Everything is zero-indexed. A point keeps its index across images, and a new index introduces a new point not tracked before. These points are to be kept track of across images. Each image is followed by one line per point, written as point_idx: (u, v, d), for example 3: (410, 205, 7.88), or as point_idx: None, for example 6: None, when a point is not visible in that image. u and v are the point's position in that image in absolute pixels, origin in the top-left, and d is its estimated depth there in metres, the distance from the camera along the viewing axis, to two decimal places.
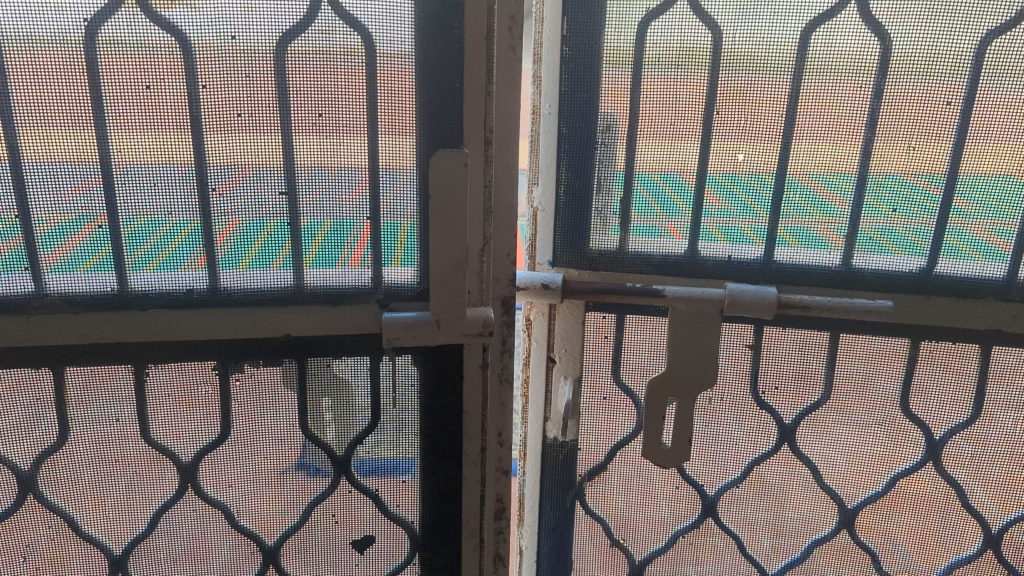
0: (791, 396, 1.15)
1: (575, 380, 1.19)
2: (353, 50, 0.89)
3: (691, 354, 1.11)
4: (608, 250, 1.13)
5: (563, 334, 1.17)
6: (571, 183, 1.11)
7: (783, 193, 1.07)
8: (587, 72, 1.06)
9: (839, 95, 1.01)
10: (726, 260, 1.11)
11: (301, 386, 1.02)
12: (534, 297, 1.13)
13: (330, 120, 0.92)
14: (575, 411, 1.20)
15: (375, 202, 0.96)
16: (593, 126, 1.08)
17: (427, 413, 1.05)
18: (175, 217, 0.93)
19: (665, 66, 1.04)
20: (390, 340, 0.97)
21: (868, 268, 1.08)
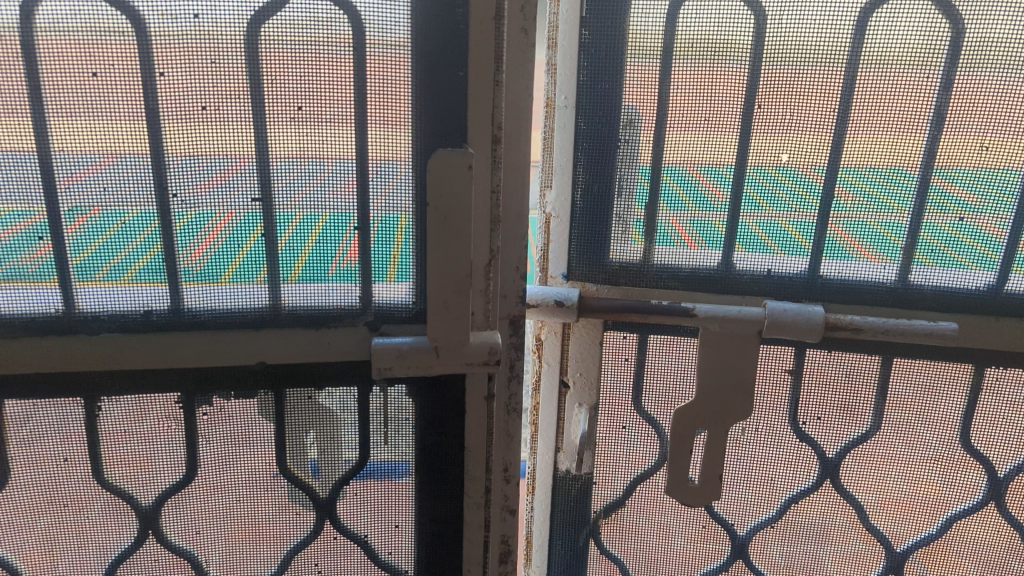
0: (835, 428, 1.02)
1: (591, 408, 1.06)
2: (337, 32, 0.76)
3: (725, 381, 0.98)
4: (630, 262, 1.00)
5: (578, 357, 1.04)
6: (589, 186, 0.98)
7: (834, 193, 0.93)
8: (608, 59, 0.92)
9: (900, 87, 0.88)
10: (765, 274, 0.97)
11: (279, 420, 0.89)
12: (546, 315, 1.00)
13: (311, 112, 0.79)
14: (592, 442, 1.07)
15: (363, 207, 0.82)
16: (615, 121, 0.95)
17: (423, 448, 0.91)
18: (130, 226, 0.79)
19: (698, 53, 0.90)
20: (380, 371, 0.83)
21: (929, 284, 0.94)
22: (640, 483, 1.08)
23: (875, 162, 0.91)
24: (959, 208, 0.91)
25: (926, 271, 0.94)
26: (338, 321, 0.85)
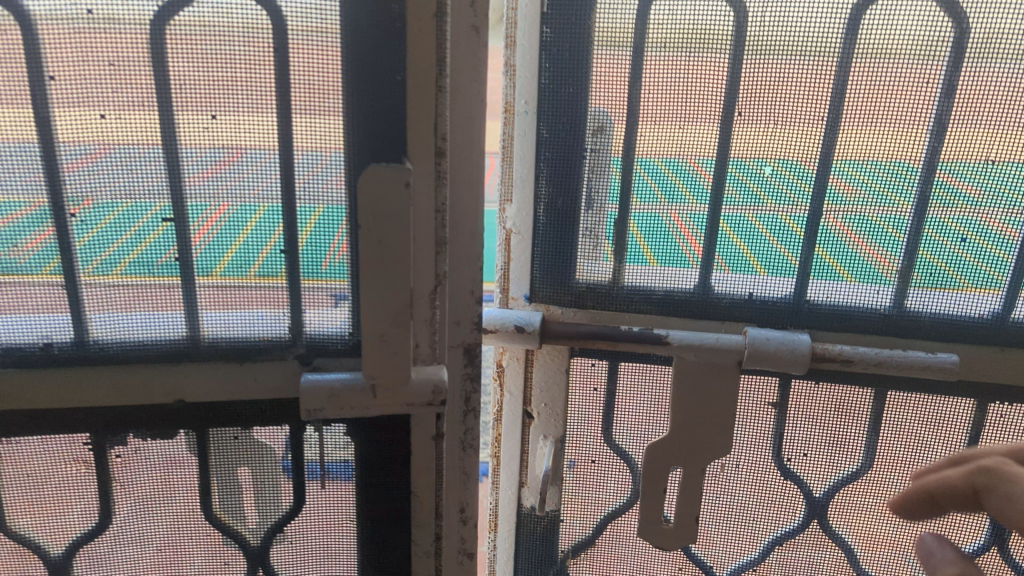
0: (823, 465, 0.93)
1: (557, 440, 0.97)
2: (254, 30, 0.67)
3: (701, 417, 0.89)
4: (599, 283, 0.91)
5: (543, 386, 0.95)
6: (552, 200, 0.89)
7: (832, 184, 0.83)
8: (574, 60, 0.83)
9: (900, 89, 0.78)
10: (746, 298, 0.88)
11: (204, 462, 0.80)
12: (505, 341, 0.90)
13: (222, 98, 0.68)
14: (559, 477, 0.99)
15: (290, 226, 0.73)
16: (580, 129, 0.85)
17: (366, 490, 0.83)
18: (22, 250, 0.69)
19: (672, 53, 0.80)
20: (310, 413, 0.74)
21: (926, 310, 0.85)
22: (611, 521, 1.00)
23: (879, 152, 0.81)
24: (964, 229, 0.82)
25: (922, 297, 0.85)
26: (266, 353, 0.77)
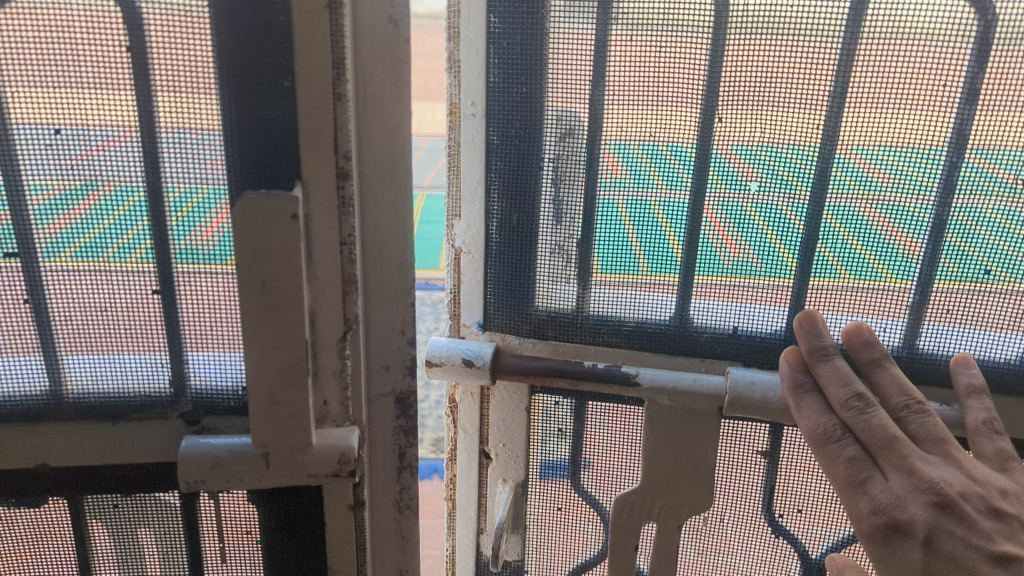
0: (820, 522, 0.82)
1: (518, 484, 0.87)
2: (103, 23, 0.55)
3: (678, 468, 0.77)
4: (563, 309, 0.79)
5: (501, 425, 0.85)
6: (508, 216, 0.78)
7: (864, 169, 0.68)
8: (526, 55, 0.71)
9: (914, 87, 0.65)
10: (730, 333, 0.76)
11: (81, 533, 0.70)
12: (454, 376, 0.79)
13: (58, 64, 0.55)
14: (521, 525, 0.88)
15: (162, 255, 0.61)
16: (537, 131, 0.73)
17: (278, 564, 0.72)
18: None
19: (640, 46, 0.68)
20: (191, 483, 0.64)
21: (943, 352, 0.72)
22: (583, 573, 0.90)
23: (904, 141, 0.67)
24: (987, 254, 0.69)
25: (938, 337, 0.72)
26: (145, 411, 0.66)
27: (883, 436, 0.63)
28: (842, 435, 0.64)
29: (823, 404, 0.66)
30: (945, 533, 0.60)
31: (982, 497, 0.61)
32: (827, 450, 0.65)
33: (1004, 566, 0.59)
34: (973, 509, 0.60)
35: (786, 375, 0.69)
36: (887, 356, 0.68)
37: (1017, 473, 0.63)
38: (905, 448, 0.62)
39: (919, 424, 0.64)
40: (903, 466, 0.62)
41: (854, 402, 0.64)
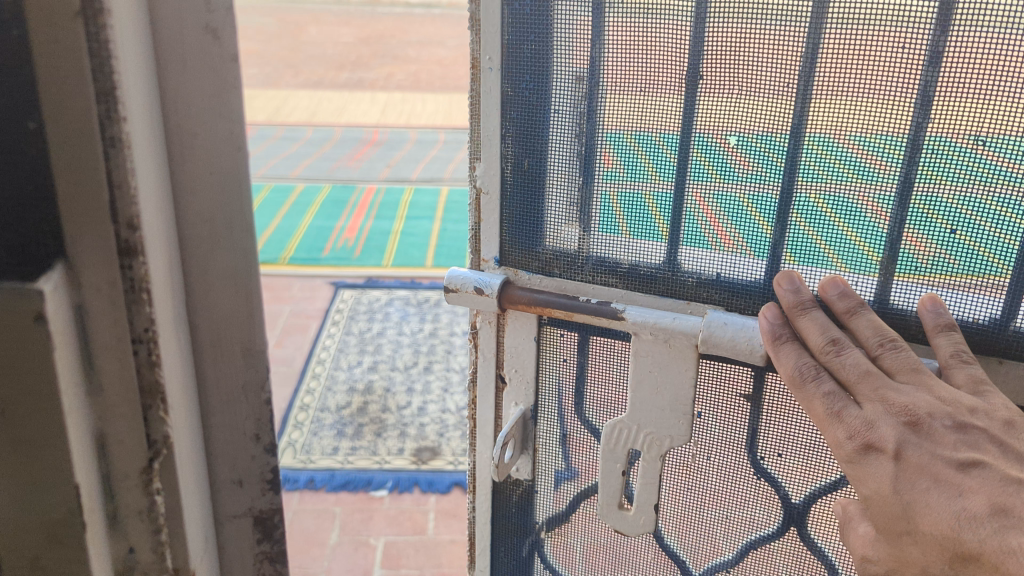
0: (799, 470, 0.91)
1: (528, 406, 1.01)
2: None
3: (659, 395, 0.91)
4: (567, 249, 0.92)
5: (513, 350, 0.98)
6: (519, 160, 0.91)
7: (849, 150, 0.77)
8: (533, 16, 0.84)
9: (878, 66, 0.73)
10: (713, 278, 0.86)
11: None
12: (468, 302, 0.94)
13: None
14: (532, 441, 1.03)
15: None
16: (545, 89, 0.86)
17: None
18: None
19: (629, 7, 0.80)
20: None
21: (910, 309, 0.78)
22: (587, 500, 1.04)
23: (878, 127, 0.75)
24: (950, 224, 0.75)
25: (906, 292, 0.78)
26: None
27: (858, 370, 0.71)
28: (818, 373, 0.72)
29: (801, 349, 0.75)
30: (912, 444, 0.66)
31: (949, 414, 0.66)
32: (804, 390, 0.72)
33: (967, 471, 0.63)
34: (939, 425, 0.66)
35: (768, 328, 0.78)
36: (862, 304, 0.76)
37: (989, 395, 0.69)
38: (877, 379, 0.70)
39: (894, 357, 0.71)
40: (876, 396, 0.69)
41: (828, 347, 0.73)
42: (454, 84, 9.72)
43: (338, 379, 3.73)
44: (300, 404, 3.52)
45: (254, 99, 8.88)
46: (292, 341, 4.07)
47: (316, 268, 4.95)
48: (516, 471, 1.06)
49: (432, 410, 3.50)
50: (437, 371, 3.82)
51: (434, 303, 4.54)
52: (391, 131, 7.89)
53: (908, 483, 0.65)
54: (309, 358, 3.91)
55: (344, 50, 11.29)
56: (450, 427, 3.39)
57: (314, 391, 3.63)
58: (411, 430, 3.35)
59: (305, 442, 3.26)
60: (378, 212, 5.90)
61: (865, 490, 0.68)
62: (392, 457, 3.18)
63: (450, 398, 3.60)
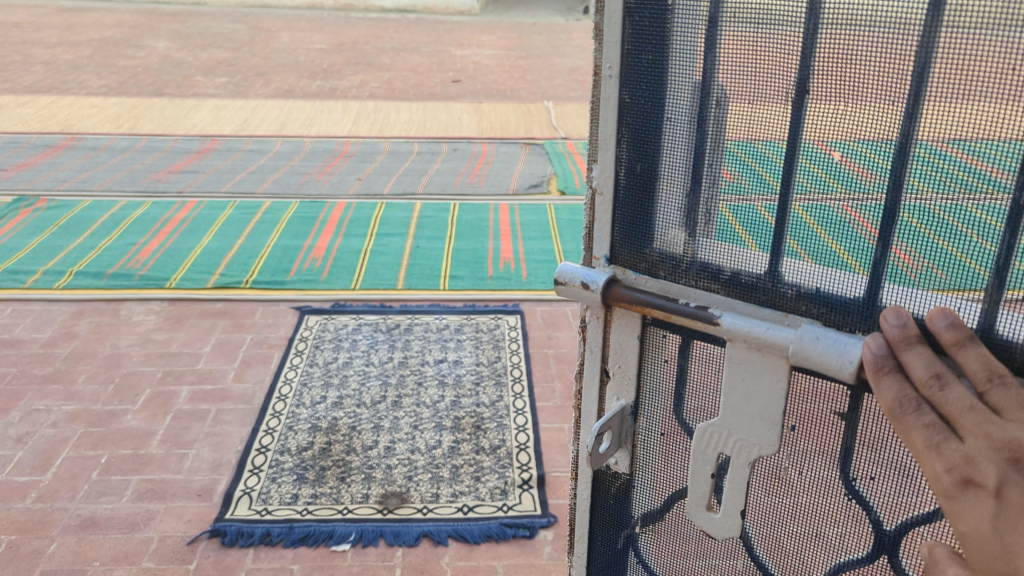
0: (885, 494, 1.14)
1: (627, 402, 1.39)
2: None
3: (749, 407, 1.18)
4: (673, 250, 1.22)
5: (616, 344, 1.35)
6: (631, 163, 1.22)
7: (933, 168, 0.95)
8: (650, 28, 1.12)
9: (978, 97, 0.89)
10: (814, 290, 1.08)
11: None
12: (574, 294, 1.28)
13: None
14: (629, 437, 1.41)
15: None
16: (660, 92, 1.15)
17: None
18: None
19: (744, 21, 1.04)
20: None
21: (1017, 339, 0.93)
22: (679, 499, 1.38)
23: (954, 136, 0.91)
24: None
25: (1013, 324, 0.93)
26: None
27: (959, 407, 0.91)
28: (920, 409, 0.94)
29: (903, 381, 0.96)
30: (1010, 481, 0.87)
31: None
32: (908, 420, 0.94)
33: None
34: None
35: (874, 361, 0.98)
36: (966, 337, 0.94)
37: None
38: (978, 416, 0.90)
39: (996, 395, 0.90)
40: (978, 430, 0.89)
41: (932, 381, 0.94)
42: (426, 93, 9.78)
43: (301, 417, 3.76)
44: (259, 446, 3.54)
45: (220, 109, 8.84)
46: (253, 374, 4.10)
47: (281, 292, 4.94)
48: (615, 463, 1.45)
49: (400, 450, 3.55)
50: (407, 405, 3.87)
51: (404, 329, 4.57)
52: (361, 143, 7.89)
53: (1004, 514, 0.86)
54: (271, 394, 3.92)
55: (316, 59, 11.42)
56: (419, 469, 3.45)
57: (276, 430, 3.65)
58: (377, 474, 3.41)
59: (263, 490, 3.30)
60: (347, 229, 5.89)
61: (962, 513, 0.90)
62: (355, 506, 3.24)
63: (420, 436, 3.64)
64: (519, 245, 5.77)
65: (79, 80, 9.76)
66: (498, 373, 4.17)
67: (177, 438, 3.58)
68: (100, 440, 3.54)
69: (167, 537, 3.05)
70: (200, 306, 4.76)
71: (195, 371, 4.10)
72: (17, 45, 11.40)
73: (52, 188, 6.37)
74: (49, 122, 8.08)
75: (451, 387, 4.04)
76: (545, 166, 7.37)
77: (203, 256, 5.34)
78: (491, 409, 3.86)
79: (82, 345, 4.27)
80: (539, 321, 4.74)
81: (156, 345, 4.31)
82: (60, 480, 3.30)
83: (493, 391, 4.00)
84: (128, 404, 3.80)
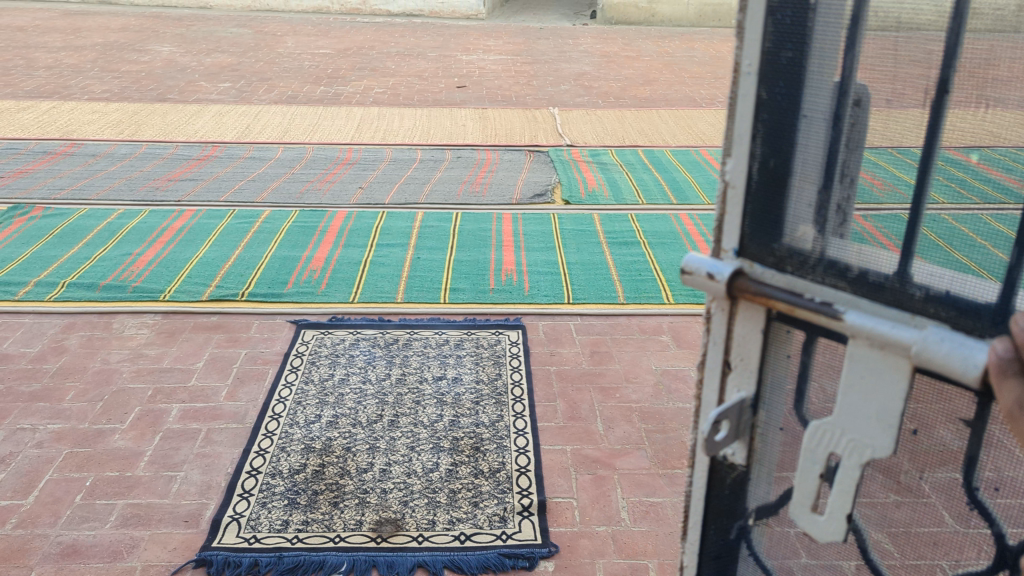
0: (1007, 503, 1.19)
1: (748, 394, 1.49)
2: None
3: (869, 405, 1.25)
4: (802, 246, 1.31)
5: (741, 336, 1.44)
6: (765, 160, 1.33)
7: None
8: (792, 28, 1.24)
9: None
10: (944, 291, 1.14)
11: None
12: (699, 282, 1.40)
13: None
14: (747, 429, 1.51)
15: None
16: (798, 89, 1.26)
17: None
18: None
19: (883, 27, 1.19)
20: None
21: None
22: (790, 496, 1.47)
23: None
24: None
25: None
26: None
27: None
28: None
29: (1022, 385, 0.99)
30: None
31: None
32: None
33: None
34: None
35: (999, 363, 1.02)
36: None
37: None
38: None
39: None
40: None
41: None
42: (431, 99, 9.68)
43: (294, 437, 3.68)
44: (249, 468, 3.46)
45: (223, 115, 8.75)
46: (247, 392, 3.99)
47: (277, 305, 4.82)
48: (733, 454, 1.56)
49: (396, 473, 3.48)
50: (404, 425, 3.79)
51: (403, 344, 4.46)
52: (365, 150, 7.77)
53: None
54: (264, 413, 3.83)
55: (320, 64, 11.32)
56: (415, 494, 3.37)
57: (268, 452, 3.57)
58: (371, 499, 3.33)
59: (253, 516, 3.22)
60: (347, 239, 5.77)
61: None
62: (348, 534, 3.15)
63: (417, 459, 3.57)
64: (522, 255, 5.66)
65: (82, 86, 9.68)
66: (499, 391, 4.07)
67: (166, 459, 3.50)
68: (86, 462, 3.45)
69: (152, 566, 2.96)
70: (194, 319, 4.65)
71: (187, 389, 4.00)
72: (21, 49, 11.32)
73: (48, 197, 6.22)
74: (50, 128, 8.00)
75: (450, 406, 3.94)
76: (550, 173, 7.25)
77: (200, 267, 5.22)
78: (491, 430, 3.77)
79: (70, 360, 4.17)
80: (541, 336, 4.64)
81: (148, 361, 4.21)
82: (43, 504, 3.20)
83: (493, 411, 3.91)
84: (116, 423, 3.72)
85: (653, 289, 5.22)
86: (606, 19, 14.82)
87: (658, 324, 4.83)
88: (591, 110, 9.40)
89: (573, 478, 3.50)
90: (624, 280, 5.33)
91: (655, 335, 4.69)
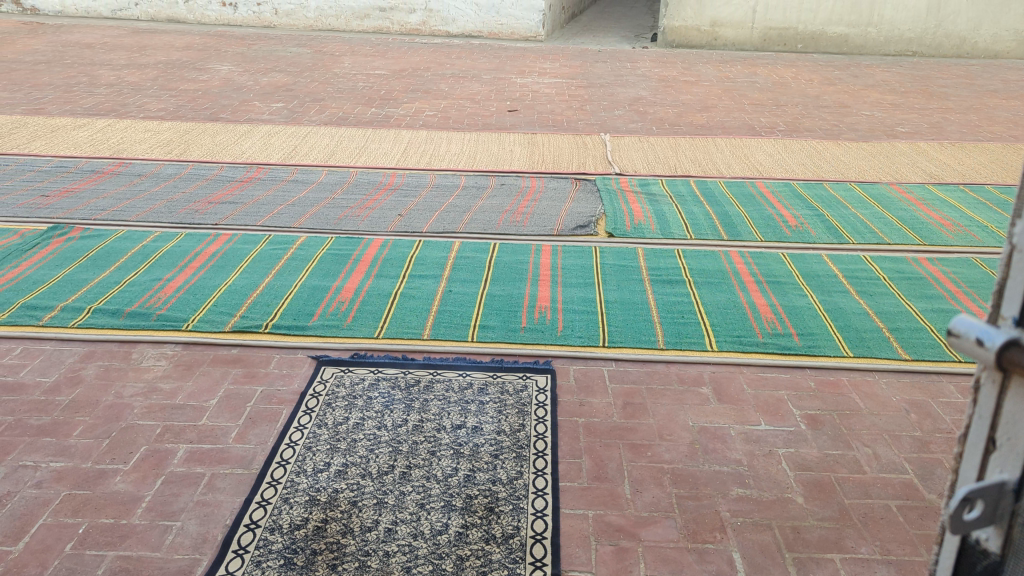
0: None
1: (1011, 476, 1.29)
2: None
3: None
4: None
5: (1012, 411, 1.28)
6: None
7: None
8: None
9: None
10: None
11: None
12: (966, 346, 1.26)
13: None
14: (1006, 518, 1.30)
15: None
16: None
17: None
18: None
19: None
20: None
21: None
22: None
23: None
24: None
25: None
26: None
27: None
28: None
29: None
30: None
31: None
32: None
33: None
34: None
35: None
36: None
37: None
38: None
39: None
40: None
41: None
42: (481, 122, 9.53)
43: (299, 487, 3.45)
44: (248, 521, 3.23)
45: (272, 136, 8.74)
46: (257, 434, 3.78)
47: (300, 339, 4.64)
48: (987, 541, 1.35)
49: (401, 534, 3.22)
50: (416, 478, 3.53)
51: (424, 386, 4.22)
52: (408, 175, 7.64)
53: None
54: (271, 458, 3.61)
55: (374, 85, 11.30)
56: (420, 559, 3.10)
57: (269, 504, 3.34)
58: (371, 563, 3.07)
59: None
60: (380, 269, 5.60)
61: None
62: None
63: (426, 518, 3.31)
64: (559, 291, 5.40)
65: (139, 104, 9.81)
66: (520, 445, 3.80)
67: (164, 506, 3.30)
68: (82, 506, 3.28)
69: None
70: (214, 351, 4.50)
71: (197, 428, 3.81)
72: (86, 67, 11.60)
73: (89, 218, 6.24)
74: (101, 146, 8.08)
75: (467, 459, 3.68)
76: (595, 204, 6.98)
77: (227, 295, 5.10)
78: (508, 489, 3.50)
79: (84, 393, 4.04)
80: (572, 383, 4.36)
81: (161, 396, 4.05)
82: (31, 552, 3.04)
83: (512, 467, 3.65)
84: (119, 463, 3.55)
85: (696, 334, 4.89)
86: (666, 42, 14.49)
87: (698, 374, 4.51)
88: (643, 137, 9.11)
89: (593, 549, 3.20)
90: (665, 323, 5.02)
91: (695, 387, 4.36)
